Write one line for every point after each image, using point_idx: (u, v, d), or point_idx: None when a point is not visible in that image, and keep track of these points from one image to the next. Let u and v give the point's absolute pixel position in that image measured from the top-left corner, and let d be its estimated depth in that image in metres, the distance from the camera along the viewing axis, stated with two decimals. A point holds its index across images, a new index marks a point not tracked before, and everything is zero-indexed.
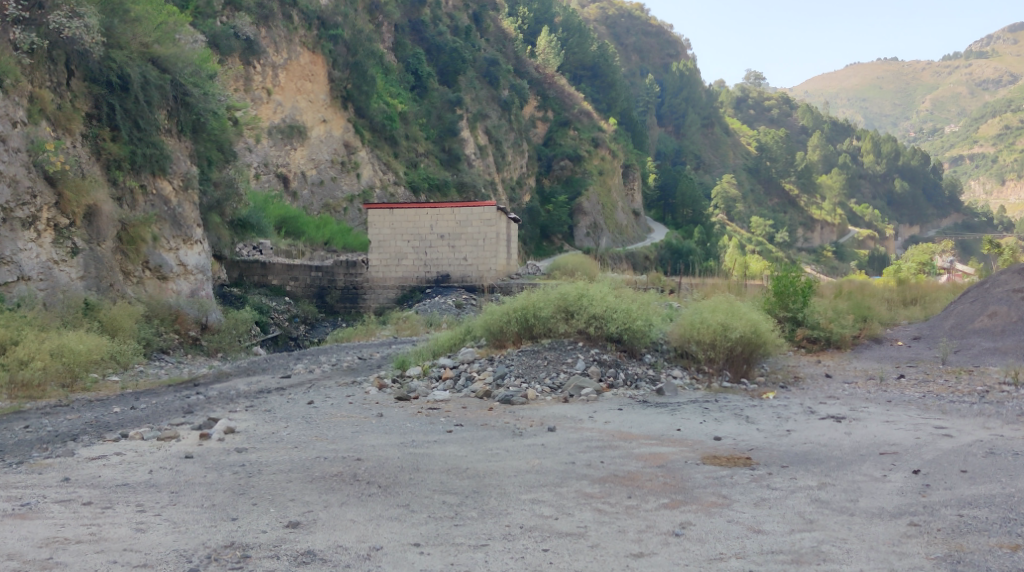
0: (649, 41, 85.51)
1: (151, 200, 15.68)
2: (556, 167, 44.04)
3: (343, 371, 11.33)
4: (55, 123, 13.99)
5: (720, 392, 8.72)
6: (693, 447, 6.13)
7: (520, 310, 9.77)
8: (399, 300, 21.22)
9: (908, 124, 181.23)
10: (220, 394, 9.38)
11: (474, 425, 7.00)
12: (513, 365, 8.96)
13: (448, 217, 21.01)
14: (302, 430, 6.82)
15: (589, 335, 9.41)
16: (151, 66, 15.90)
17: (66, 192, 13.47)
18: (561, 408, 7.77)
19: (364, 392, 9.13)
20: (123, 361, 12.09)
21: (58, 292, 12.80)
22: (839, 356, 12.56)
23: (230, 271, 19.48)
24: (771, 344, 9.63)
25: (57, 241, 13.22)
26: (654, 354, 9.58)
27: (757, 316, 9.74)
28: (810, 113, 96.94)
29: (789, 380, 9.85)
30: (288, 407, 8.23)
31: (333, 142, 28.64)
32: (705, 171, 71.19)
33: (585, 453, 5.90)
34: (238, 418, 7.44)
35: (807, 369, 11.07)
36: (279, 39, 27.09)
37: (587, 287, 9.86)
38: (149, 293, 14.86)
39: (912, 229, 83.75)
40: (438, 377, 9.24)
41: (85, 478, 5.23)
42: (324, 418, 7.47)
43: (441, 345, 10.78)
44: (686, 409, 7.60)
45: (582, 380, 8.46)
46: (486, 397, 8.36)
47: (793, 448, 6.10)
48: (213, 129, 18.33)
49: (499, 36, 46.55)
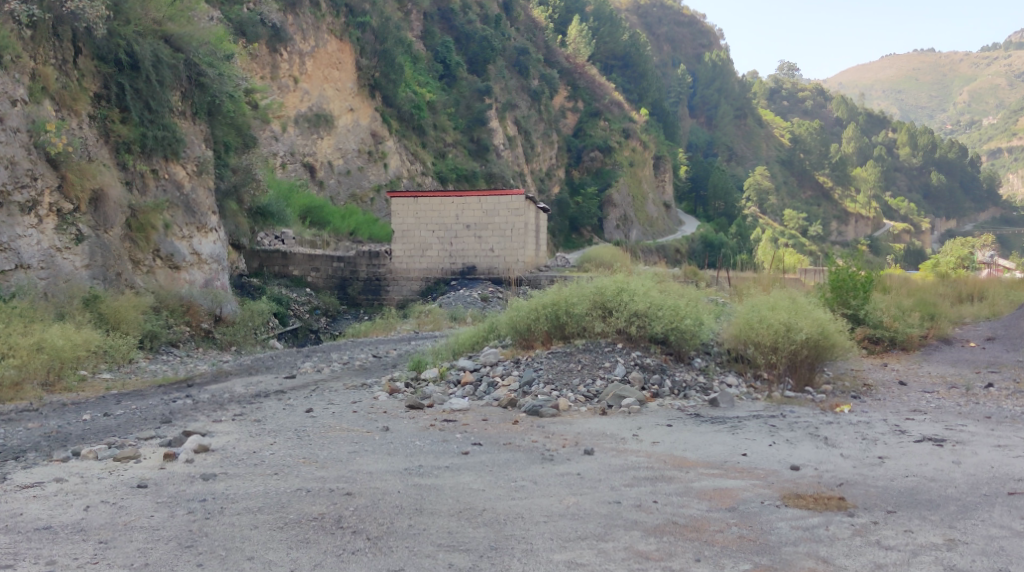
0: (681, 31, 83.84)
1: (162, 186, 14.69)
2: (585, 158, 42.40)
3: (354, 372, 10.19)
4: (60, 103, 12.99)
5: (785, 404, 7.47)
6: (770, 481, 4.91)
7: (550, 307, 8.61)
8: (423, 292, 20.09)
9: (944, 117, 176.72)
10: (212, 398, 8.31)
11: (495, 445, 5.81)
12: (542, 369, 7.78)
13: (474, 206, 19.79)
14: (289, 449, 5.66)
15: (630, 336, 8.18)
16: (164, 45, 14.79)
17: (69, 175, 12.46)
18: (600, 422, 6.57)
19: (372, 398, 7.99)
20: (117, 357, 11.06)
21: (60, 282, 11.82)
22: (906, 358, 11.23)
23: (250, 261, 18.69)
24: (841, 347, 8.30)
25: (60, 228, 12.24)
26: (704, 358, 8.35)
27: (824, 315, 8.46)
28: (844, 105, 94.30)
29: (860, 389, 8.56)
30: (282, 416, 7.10)
31: (360, 132, 27.57)
32: (737, 163, 69.46)
33: (632, 487, 4.73)
34: (219, 432, 6.31)
35: (876, 374, 9.75)
36: (306, 26, 25.98)
37: (626, 279, 8.65)
38: (159, 284, 13.88)
39: (950, 222, 81.04)
40: (456, 382, 8.11)
41: (1, 517, 4.15)
42: (317, 433, 6.30)
43: (461, 345, 9.65)
44: (751, 426, 6.35)
45: (623, 388, 7.26)
46: (511, 407, 7.21)
47: (894, 483, 4.89)
48: (230, 112, 17.29)
49: (530, 25, 45.26)
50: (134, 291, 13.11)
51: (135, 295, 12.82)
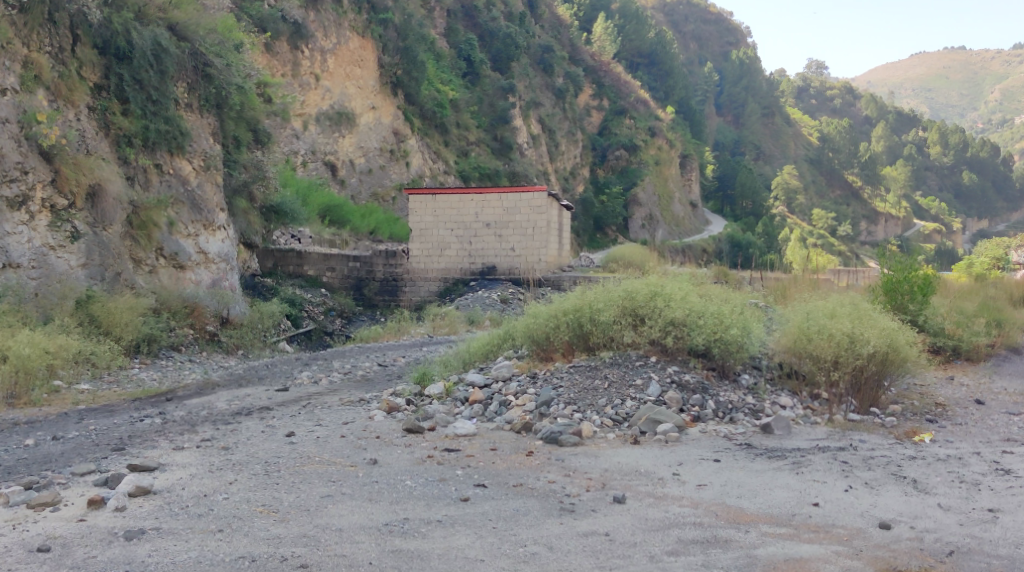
0: (708, 29, 82.19)
1: (167, 182, 13.60)
2: (611, 157, 40.92)
3: (354, 384, 9.12)
4: (55, 92, 11.96)
5: (850, 430, 6.30)
6: (861, 550, 3.80)
7: (573, 313, 7.52)
8: (442, 293, 19.05)
9: (975, 115, 172.57)
10: (187, 417, 7.27)
11: (503, 488, 4.70)
12: (562, 388, 6.67)
13: (494, 203, 18.68)
14: (249, 493, 4.56)
15: (666, 348, 7.07)
16: (167, 33, 13.66)
17: (63, 169, 11.49)
18: (631, 455, 5.45)
19: (367, 418, 6.93)
20: (101, 366, 10.08)
21: (53, 282, 10.87)
22: (974, 370, 9.98)
23: (264, 261, 17.76)
24: (912, 362, 7.08)
25: (53, 224, 11.26)
26: (753, 374, 7.21)
27: (892, 323, 7.23)
28: (874, 103, 91.80)
29: (934, 411, 7.33)
30: (258, 443, 6.01)
31: (382, 130, 26.52)
32: (765, 162, 67.80)
33: (676, 558, 3.67)
34: (173, 467, 5.23)
35: (946, 391, 8.50)
36: (327, 23, 24.99)
37: (660, 283, 7.53)
38: (161, 284, 12.87)
39: (982, 222, 78.35)
40: (463, 400, 7.04)
41: None
42: (289, 467, 5.19)
43: (473, 354, 8.58)
44: (819, 464, 5.17)
45: (658, 412, 6.14)
46: (525, 433, 6.13)
47: (1023, 553, 3.74)
48: (240, 106, 16.26)
49: (555, 22, 44.15)
50: (133, 291, 12.11)
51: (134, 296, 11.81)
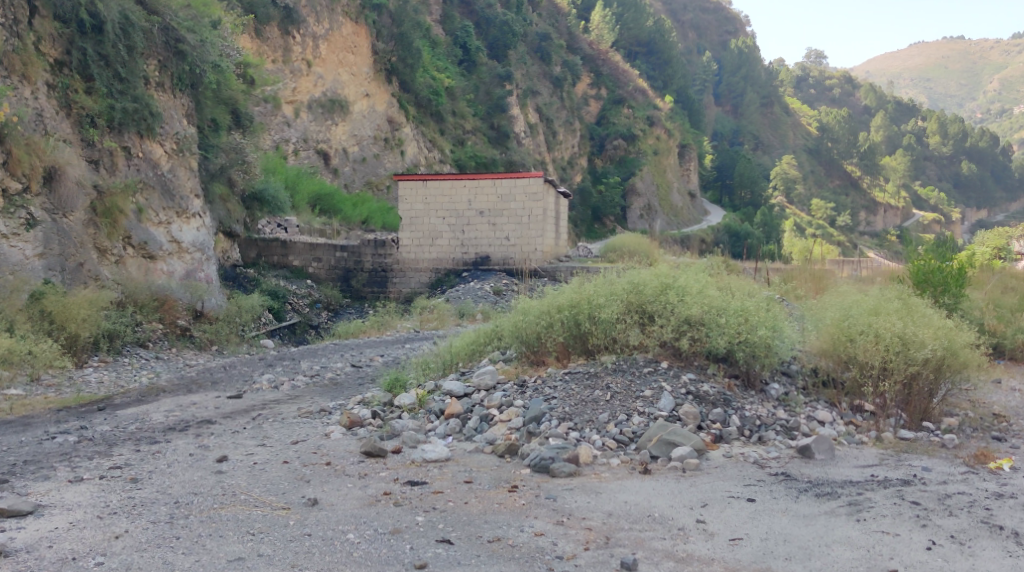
0: (706, 18, 80.67)
1: (136, 165, 12.15)
2: (609, 147, 39.65)
3: (320, 390, 7.97)
4: (8, 67, 10.47)
5: (906, 452, 5.19)
6: None
7: (568, 309, 6.37)
8: (433, 284, 17.81)
9: (972, 105, 170.77)
10: (111, 434, 6.08)
11: (476, 546, 3.57)
12: (556, 399, 5.53)
13: (488, 190, 17.44)
14: (133, 556, 3.45)
15: (680, 352, 5.94)
16: (135, 7, 12.20)
17: (16, 150, 10.02)
18: (641, 491, 4.31)
19: (322, 434, 5.77)
20: (42, 365, 8.63)
21: (5, 272, 9.60)
22: (1021, 372, 8.86)
23: (246, 251, 16.52)
24: (973, 368, 5.91)
25: (5, 211, 9.87)
26: (782, 383, 6.08)
27: (949, 323, 6.09)
28: (871, 93, 90.53)
29: (995, 425, 6.20)
30: (181, 473, 4.82)
31: (376, 118, 25.27)
32: (763, 152, 66.56)
33: None
34: (52, 511, 4.04)
35: (1005, 399, 7.36)
36: (319, 7, 23.59)
37: (672, 275, 6.41)
38: (129, 275, 11.57)
39: (980, 212, 75.95)
40: (438, 413, 5.87)
41: None
42: (202, 511, 4.03)
43: (455, 354, 7.40)
44: (885, 507, 4.01)
45: (675, 432, 4.99)
46: (509, 456, 5.01)
47: None
48: (216, 86, 14.93)
49: (553, 10, 42.78)
50: (96, 282, 10.82)
51: (97, 289, 10.53)
